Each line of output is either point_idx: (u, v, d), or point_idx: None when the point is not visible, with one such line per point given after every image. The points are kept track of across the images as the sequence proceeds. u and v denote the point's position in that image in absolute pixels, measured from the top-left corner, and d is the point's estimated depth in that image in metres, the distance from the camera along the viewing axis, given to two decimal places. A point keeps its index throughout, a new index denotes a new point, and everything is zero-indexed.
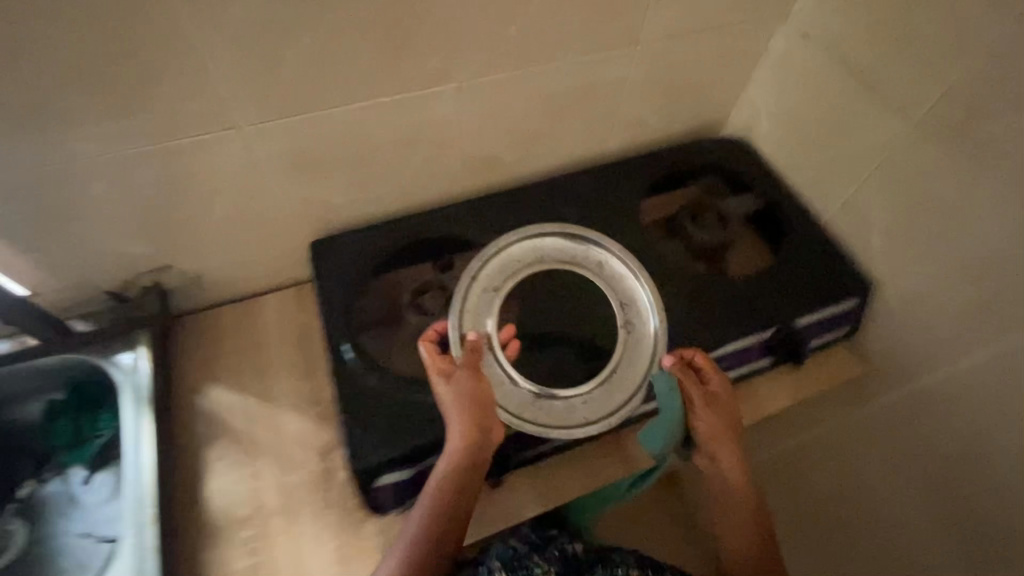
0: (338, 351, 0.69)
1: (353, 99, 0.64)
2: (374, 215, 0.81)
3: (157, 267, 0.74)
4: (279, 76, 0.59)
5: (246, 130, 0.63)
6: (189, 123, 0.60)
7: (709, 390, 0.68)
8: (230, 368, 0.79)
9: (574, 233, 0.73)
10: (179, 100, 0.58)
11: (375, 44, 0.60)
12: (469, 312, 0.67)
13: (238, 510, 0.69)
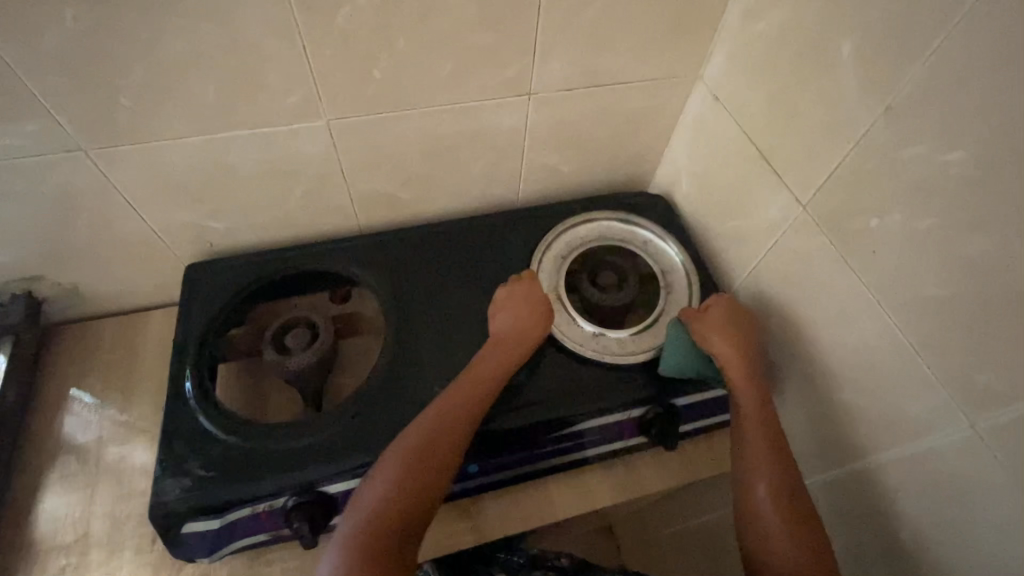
0: (178, 384, 0.67)
1: (207, 131, 0.63)
2: (257, 242, 0.79)
3: (24, 276, 0.73)
4: (119, 106, 0.58)
5: (93, 154, 0.61)
6: (27, 145, 0.59)
7: (726, 316, 0.68)
8: (96, 382, 0.78)
9: (624, 216, 0.82)
10: (10, 123, 0.56)
11: (221, 77, 0.58)
12: (548, 266, 0.78)
13: (61, 537, 0.67)
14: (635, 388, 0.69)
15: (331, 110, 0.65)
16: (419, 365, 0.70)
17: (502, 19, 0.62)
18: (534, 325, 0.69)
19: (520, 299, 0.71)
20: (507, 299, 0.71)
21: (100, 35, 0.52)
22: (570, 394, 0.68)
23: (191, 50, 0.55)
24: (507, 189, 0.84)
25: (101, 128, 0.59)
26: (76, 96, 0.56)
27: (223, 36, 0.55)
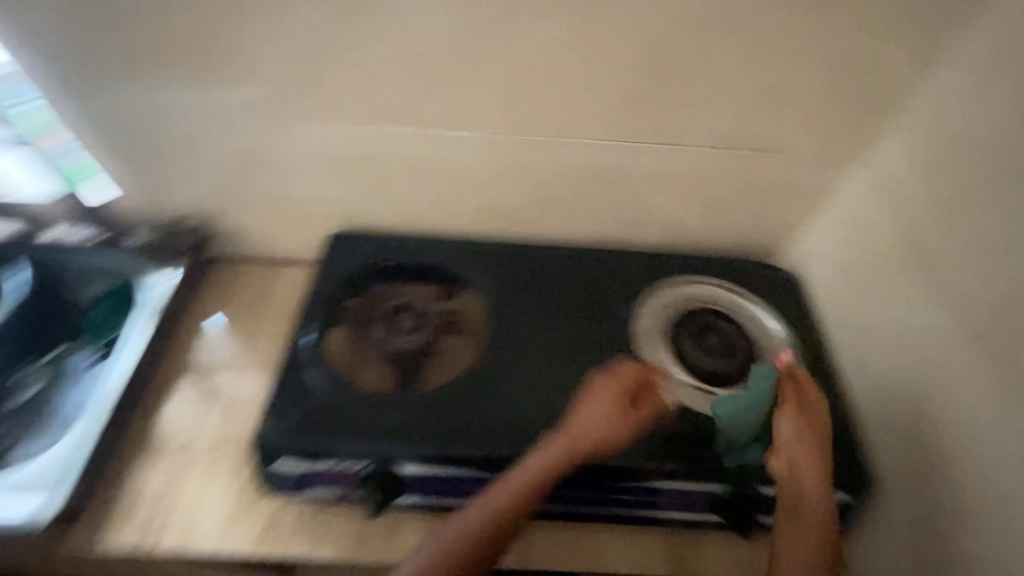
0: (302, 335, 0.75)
1: (395, 120, 0.73)
2: (396, 229, 0.86)
3: (211, 212, 0.87)
4: (335, 83, 0.69)
5: (303, 122, 0.74)
6: (260, 104, 0.72)
7: (794, 401, 0.63)
8: (232, 317, 0.89)
9: (732, 286, 0.81)
10: (255, 83, 0.70)
11: (419, 75, 0.68)
12: (652, 314, 0.78)
13: (176, 437, 0.76)
14: (720, 461, 0.66)
15: (499, 124, 0.72)
16: (511, 375, 0.72)
17: (670, 64, 0.67)
18: (614, 432, 0.61)
19: (603, 399, 0.63)
20: (593, 389, 0.64)
21: (347, 28, 0.64)
22: (653, 445, 0.66)
23: (406, 49, 0.66)
24: (634, 233, 0.85)
25: (318, 101, 0.71)
26: (307, 69, 0.68)
27: (434, 40, 0.65)
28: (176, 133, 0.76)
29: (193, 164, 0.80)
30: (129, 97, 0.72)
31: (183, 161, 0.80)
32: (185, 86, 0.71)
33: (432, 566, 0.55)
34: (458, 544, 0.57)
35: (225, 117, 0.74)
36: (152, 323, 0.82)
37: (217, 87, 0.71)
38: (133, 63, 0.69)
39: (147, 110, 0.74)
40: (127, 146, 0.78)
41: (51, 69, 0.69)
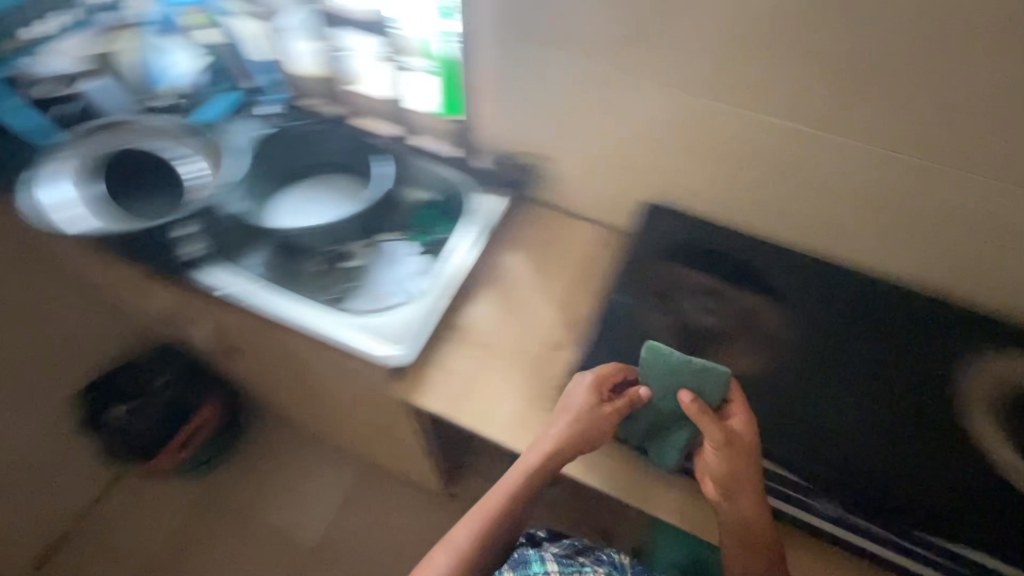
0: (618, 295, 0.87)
1: (786, 114, 0.76)
2: (703, 211, 0.93)
3: (543, 153, 0.97)
4: (753, 70, 0.73)
5: (693, 94, 0.79)
6: (665, 70, 0.78)
7: (742, 417, 0.72)
8: (539, 253, 0.97)
9: None
10: (673, 51, 0.76)
11: (841, 81, 0.70)
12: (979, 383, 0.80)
13: (479, 335, 0.87)
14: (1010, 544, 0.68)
15: (893, 143, 0.73)
16: (803, 392, 0.78)
17: None
18: (594, 429, 0.74)
19: (583, 390, 0.75)
20: (567, 435, 0.74)
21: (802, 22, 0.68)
22: (942, 505, 0.70)
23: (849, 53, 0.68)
24: (951, 282, 0.84)
25: (723, 79, 0.76)
26: (734, 53, 0.73)
27: (881, 49, 0.66)
28: (566, 82, 0.85)
29: (561, 109, 0.89)
30: (550, 44, 0.82)
31: (553, 104, 0.89)
32: (606, 44, 0.79)
33: (475, 523, 0.75)
34: (490, 502, 0.76)
35: (621, 78, 0.81)
36: (481, 234, 0.94)
37: (634, 51, 0.78)
38: (580, 20, 0.78)
39: (557, 57, 0.83)
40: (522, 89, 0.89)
41: (507, 19, 0.82)
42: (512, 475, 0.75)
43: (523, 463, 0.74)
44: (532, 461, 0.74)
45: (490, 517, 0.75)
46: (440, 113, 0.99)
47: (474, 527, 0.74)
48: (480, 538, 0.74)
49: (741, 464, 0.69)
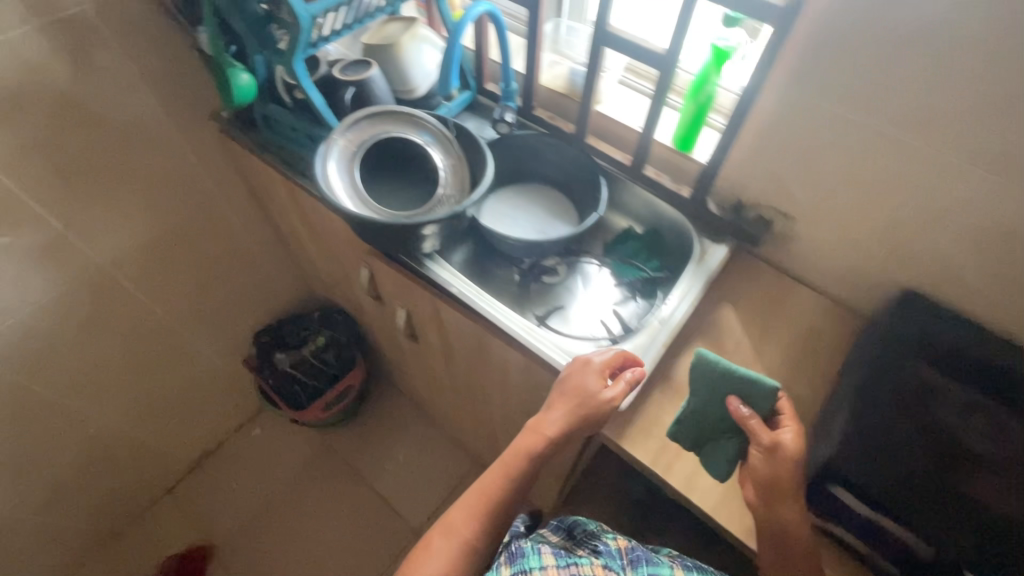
0: (869, 375, 0.75)
1: None
2: (976, 316, 0.81)
3: (788, 213, 0.89)
4: None
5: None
6: (1003, 171, 0.66)
7: (792, 432, 0.70)
8: (758, 317, 0.90)
9: None
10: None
11: None
12: None
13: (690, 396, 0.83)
14: None
15: None
16: None
17: None
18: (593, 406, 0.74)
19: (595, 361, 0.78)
20: (565, 379, 0.78)
21: None
22: None
23: None
24: None
25: None
26: None
27: None
28: (855, 153, 0.75)
29: (833, 179, 0.80)
30: (852, 112, 0.72)
31: (825, 172, 0.80)
32: (933, 126, 0.67)
33: (472, 500, 0.76)
34: (484, 484, 0.77)
35: (936, 165, 0.70)
36: (697, 281, 0.88)
37: (968, 142, 0.66)
38: (906, 96, 0.67)
39: (854, 127, 0.73)
40: (789, 150, 0.81)
41: (806, 79, 0.73)
42: (501, 469, 0.78)
43: (516, 445, 0.78)
44: (500, 464, 0.78)
45: (480, 498, 0.76)
46: (671, 145, 0.95)
47: (469, 511, 0.75)
48: (474, 526, 0.74)
49: (786, 468, 0.68)
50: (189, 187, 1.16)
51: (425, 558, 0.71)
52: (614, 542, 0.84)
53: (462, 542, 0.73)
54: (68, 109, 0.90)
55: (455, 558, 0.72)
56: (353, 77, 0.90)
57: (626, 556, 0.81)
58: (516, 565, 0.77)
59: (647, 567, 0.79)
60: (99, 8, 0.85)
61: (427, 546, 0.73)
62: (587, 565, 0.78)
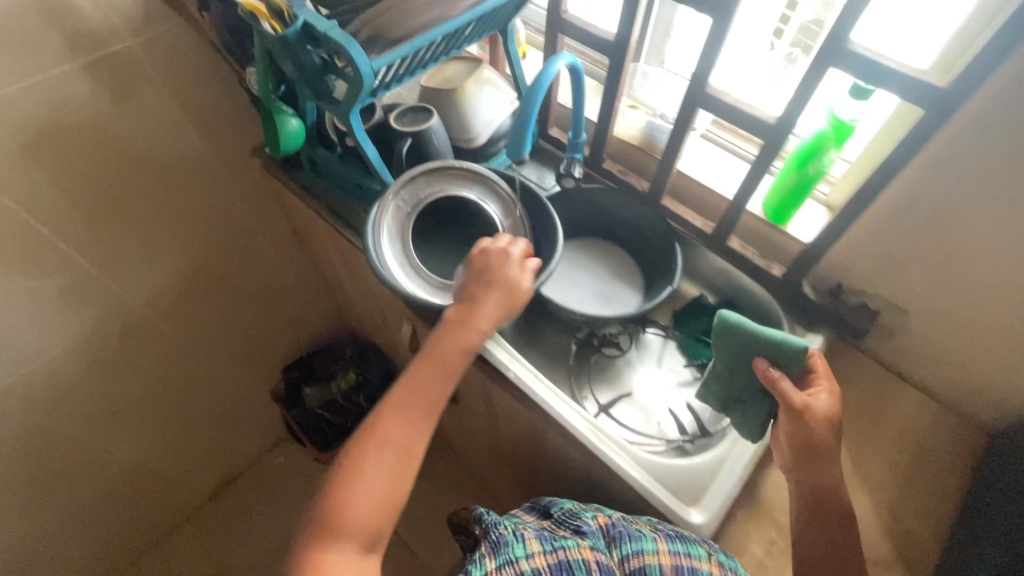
0: (962, 535, 0.68)
1: None
2: None
3: (901, 306, 0.76)
4: None
5: None
6: None
7: (827, 392, 0.65)
8: (858, 424, 0.78)
9: None
10: None
11: None
12: None
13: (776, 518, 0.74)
14: None
15: None
16: None
17: None
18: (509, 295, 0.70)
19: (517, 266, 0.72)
20: (484, 268, 0.71)
21: None
22: None
23: None
24: None
25: None
26: None
27: None
28: (994, 260, 0.63)
29: (965, 282, 0.67)
30: (997, 215, 0.60)
31: (957, 273, 0.68)
32: None
33: (410, 411, 0.64)
34: (423, 391, 0.65)
35: None
36: None
37: None
38: None
39: (997, 230, 0.61)
40: (919, 240, 0.69)
41: (942, 169, 0.61)
42: (436, 363, 0.67)
43: (451, 343, 0.68)
44: (432, 365, 0.67)
45: (422, 409, 0.65)
46: (763, 216, 0.84)
47: (405, 418, 0.64)
48: (414, 436, 0.63)
49: (819, 429, 0.64)
50: (228, 223, 1.09)
51: (360, 481, 0.59)
52: (594, 519, 0.66)
53: (403, 454, 0.62)
54: (106, 148, 0.84)
55: (391, 468, 0.61)
56: (411, 128, 0.81)
57: (608, 534, 0.64)
58: (498, 557, 0.61)
59: (631, 546, 0.62)
60: (143, 44, 0.79)
61: (357, 459, 0.60)
62: (575, 549, 0.61)
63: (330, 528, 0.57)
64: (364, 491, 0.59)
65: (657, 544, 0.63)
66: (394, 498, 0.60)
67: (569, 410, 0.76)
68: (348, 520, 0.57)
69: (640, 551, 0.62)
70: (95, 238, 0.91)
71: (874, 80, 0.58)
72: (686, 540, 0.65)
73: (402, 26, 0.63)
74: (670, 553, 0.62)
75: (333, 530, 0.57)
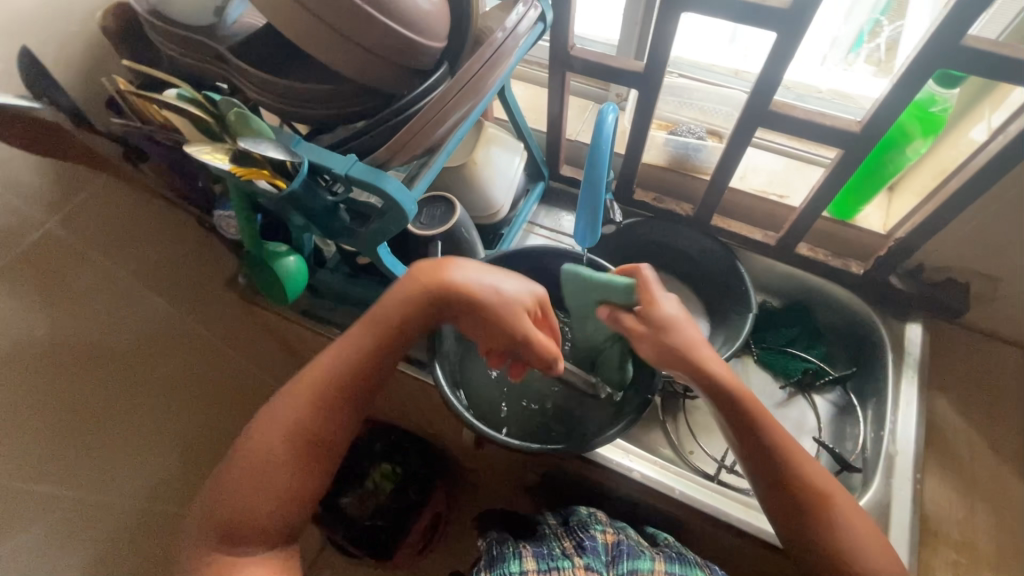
0: None
1: None
2: None
3: (993, 275, 0.73)
4: None
5: None
6: None
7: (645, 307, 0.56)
8: (981, 406, 0.75)
9: None
10: None
11: None
12: None
13: (953, 533, 0.68)
14: None
15: None
16: None
17: None
18: (500, 318, 0.53)
19: (484, 270, 0.56)
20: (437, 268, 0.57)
21: None
22: None
23: None
24: None
25: None
26: None
27: None
28: None
29: None
30: None
31: None
32: None
33: (316, 393, 0.54)
34: (336, 369, 0.55)
35: None
36: (910, 382, 0.73)
37: None
38: None
39: None
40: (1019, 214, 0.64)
41: None
42: (357, 335, 0.55)
43: (372, 321, 0.55)
44: (347, 344, 0.55)
45: (332, 394, 0.55)
46: (828, 215, 0.79)
47: (308, 402, 0.54)
48: (326, 421, 0.54)
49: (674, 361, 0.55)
50: (218, 376, 0.90)
51: (262, 478, 0.52)
52: (601, 534, 0.62)
53: (311, 446, 0.54)
54: (59, 358, 0.64)
55: (302, 463, 0.54)
56: (432, 229, 0.67)
57: (610, 552, 0.60)
58: (493, 571, 0.59)
59: (628, 563, 0.58)
60: (64, 221, 0.59)
61: (256, 452, 0.53)
62: (568, 567, 0.58)
63: (227, 533, 0.51)
64: (273, 490, 0.52)
65: (653, 564, 0.58)
66: (304, 492, 0.54)
67: (715, 497, 0.67)
68: (249, 521, 0.51)
69: (635, 568, 0.58)
70: (78, 464, 0.71)
71: (986, 73, 0.52)
72: (685, 562, 0.60)
73: (445, 128, 0.49)
74: (665, 573, 0.58)
75: (228, 536, 0.51)
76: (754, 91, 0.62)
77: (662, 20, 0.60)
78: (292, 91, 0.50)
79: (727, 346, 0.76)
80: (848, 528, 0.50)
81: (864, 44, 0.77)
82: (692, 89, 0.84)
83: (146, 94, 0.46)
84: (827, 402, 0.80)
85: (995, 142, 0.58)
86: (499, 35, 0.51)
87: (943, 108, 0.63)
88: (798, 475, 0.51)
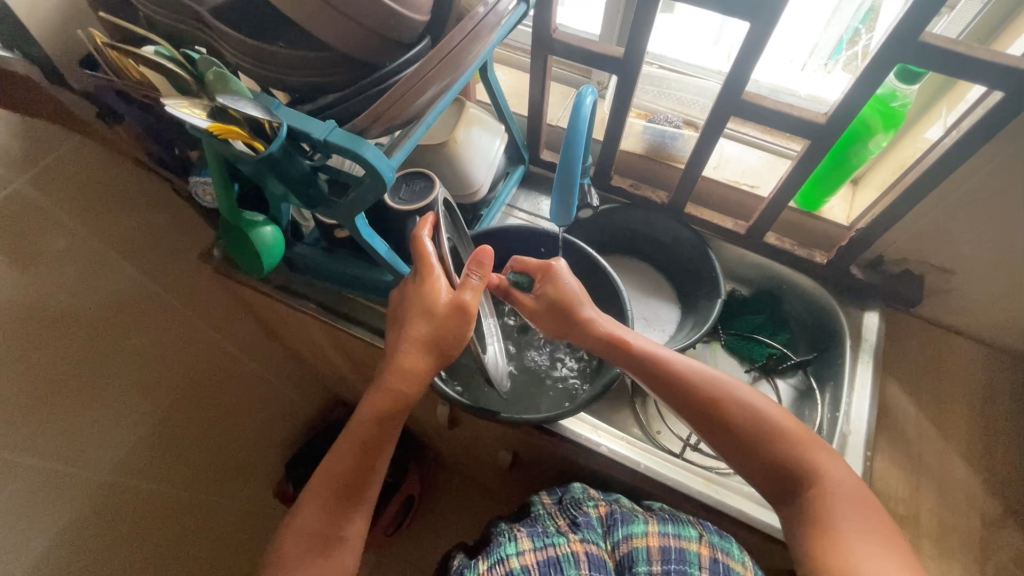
0: None
1: None
2: None
3: (945, 269, 0.76)
4: None
5: None
6: None
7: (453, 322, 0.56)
8: (929, 392, 0.79)
9: None
10: None
11: None
12: None
13: (898, 506, 0.72)
14: None
15: None
16: None
17: None
18: (459, 328, 0.56)
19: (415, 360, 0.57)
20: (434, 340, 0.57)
21: None
22: None
23: None
24: None
25: None
26: None
27: None
28: None
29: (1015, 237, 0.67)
30: None
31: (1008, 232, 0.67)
32: None
33: (321, 500, 0.57)
34: (347, 463, 0.58)
35: None
36: (865, 365, 0.76)
37: None
38: None
39: None
40: (967, 211, 0.68)
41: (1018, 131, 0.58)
42: (346, 449, 0.58)
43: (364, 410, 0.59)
44: (342, 448, 0.58)
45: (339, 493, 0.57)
46: (795, 206, 0.83)
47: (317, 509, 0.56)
48: (337, 520, 0.56)
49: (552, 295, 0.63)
50: (191, 351, 0.89)
51: None
52: (594, 509, 0.64)
53: (319, 537, 0.55)
54: (25, 326, 0.62)
55: (308, 556, 0.54)
56: (412, 204, 0.68)
57: (605, 522, 0.62)
58: (491, 556, 0.59)
59: (622, 530, 0.60)
60: (35, 181, 0.58)
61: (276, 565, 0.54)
62: (564, 542, 0.59)
63: None
64: None
65: (647, 526, 0.60)
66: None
67: (679, 472, 0.70)
68: None
69: (629, 534, 0.59)
70: (42, 437, 0.69)
71: (942, 69, 0.55)
72: (678, 521, 0.61)
73: (426, 100, 0.50)
74: (659, 534, 0.59)
75: None
76: (726, 82, 0.64)
77: (641, 7, 0.62)
78: (271, 57, 0.50)
79: (696, 329, 0.78)
80: (770, 427, 0.56)
81: (843, 52, 0.79)
82: (670, 80, 0.87)
83: (126, 48, 0.48)
84: (788, 385, 0.83)
85: (948, 138, 0.61)
86: (480, 11, 0.52)
87: (903, 103, 0.66)
88: (738, 420, 0.56)
